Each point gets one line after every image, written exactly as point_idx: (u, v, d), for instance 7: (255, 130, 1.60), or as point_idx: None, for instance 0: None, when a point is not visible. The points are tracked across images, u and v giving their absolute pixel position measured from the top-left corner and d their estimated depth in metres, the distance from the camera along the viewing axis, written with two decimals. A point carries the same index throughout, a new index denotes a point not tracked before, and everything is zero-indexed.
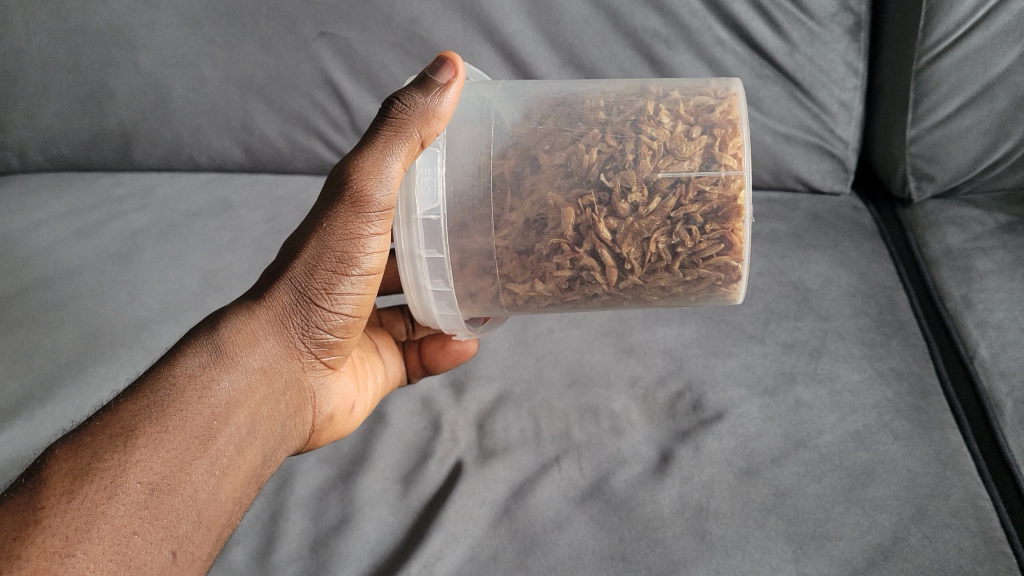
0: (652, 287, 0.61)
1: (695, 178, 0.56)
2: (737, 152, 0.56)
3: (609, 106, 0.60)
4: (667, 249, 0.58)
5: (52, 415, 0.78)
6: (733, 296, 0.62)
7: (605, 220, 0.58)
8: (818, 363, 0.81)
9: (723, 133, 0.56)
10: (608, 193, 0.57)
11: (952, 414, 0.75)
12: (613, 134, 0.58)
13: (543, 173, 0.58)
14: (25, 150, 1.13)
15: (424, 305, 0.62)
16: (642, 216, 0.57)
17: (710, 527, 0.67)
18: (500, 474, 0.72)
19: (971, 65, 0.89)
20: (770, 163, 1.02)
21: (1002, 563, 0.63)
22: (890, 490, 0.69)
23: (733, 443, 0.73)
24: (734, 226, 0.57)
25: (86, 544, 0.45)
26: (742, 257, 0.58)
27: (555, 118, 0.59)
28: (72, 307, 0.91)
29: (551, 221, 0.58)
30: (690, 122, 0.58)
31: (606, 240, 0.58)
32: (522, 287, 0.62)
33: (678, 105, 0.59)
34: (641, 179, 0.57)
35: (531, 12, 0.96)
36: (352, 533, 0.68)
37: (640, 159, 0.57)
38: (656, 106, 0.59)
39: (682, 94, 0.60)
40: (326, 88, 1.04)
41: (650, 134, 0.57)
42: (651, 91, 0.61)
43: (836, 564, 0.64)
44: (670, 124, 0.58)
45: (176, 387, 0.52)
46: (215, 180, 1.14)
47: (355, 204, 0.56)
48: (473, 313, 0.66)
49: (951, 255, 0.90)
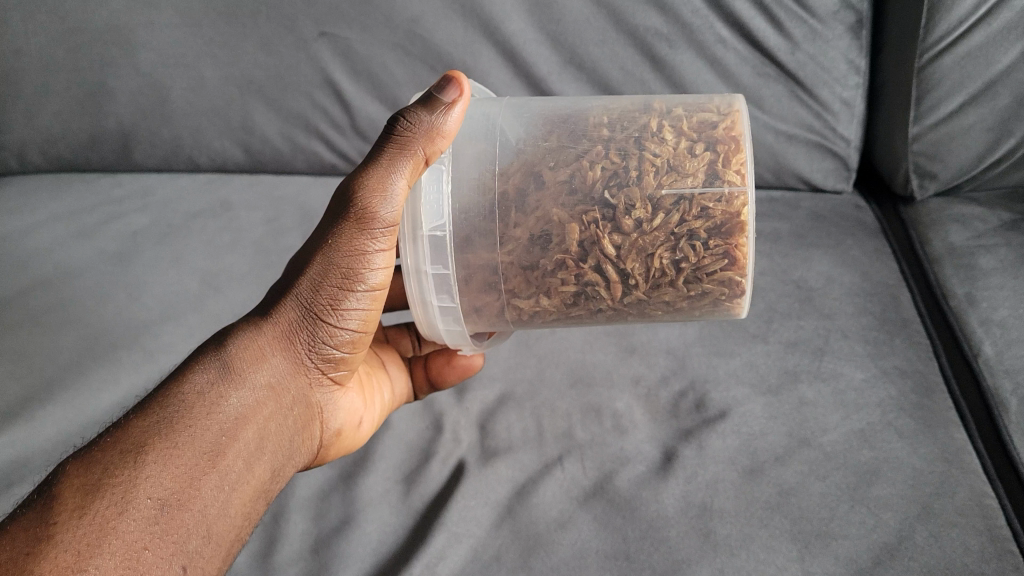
0: (657, 302, 0.61)
1: (698, 195, 0.56)
2: (740, 165, 0.55)
3: (613, 123, 0.60)
4: (673, 265, 0.58)
5: (51, 417, 0.78)
6: (737, 310, 0.62)
7: (609, 236, 0.57)
8: (822, 361, 0.80)
9: (726, 150, 0.56)
10: (612, 209, 0.57)
11: (958, 414, 0.74)
12: (617, 150, 0.58)
13: (547, 190, 0.57)
14: (24, 152, 1.13)
15: (430, 320, 0.62)
16: (650, 234, 0.57)
17: (714, 527, 0.66)
18: (502, 474, 0.71)
19: (973, 62, 0.89)
20: (772, 162, 1.02)
21: (1009, 562, 0.62)
22: (895, 488, 0.68)
23: (736, 442, 0.73)
24: (737, 241, 0.56)
25: (97, 559, 0.44)
26: (746, 271, 0.57)
27: (560, 135, 0.59)
28: (72, 309, 0.91)
29: (556, 237, 0.58)
30: (693, 139, 0.57)
31: (610, 256, 0.58)
32: (528, 303, 0.62)
33: (681, 121, 0.59)
34: (647, 197, 0.56)
35: (531, 11, 0.96)
36: (354, 534, 0.68)
37: (641, 176, 0.57)
38: (660, 122, 0.59)
39: (684, 110, 0.60)
40: (326, 88, 1.04)
41: (654, 151, 0.57)
42: (654, 107, 0.61)
43: (842, 563, 0.63)
44: (673, 141, 0.58)
45: (185, 404, 0.52)
46: (215, 181, 1.13)
47: (360, 221, 0.55)
48: (477, 328, 0.65)
49: (954, 253, 0.90)
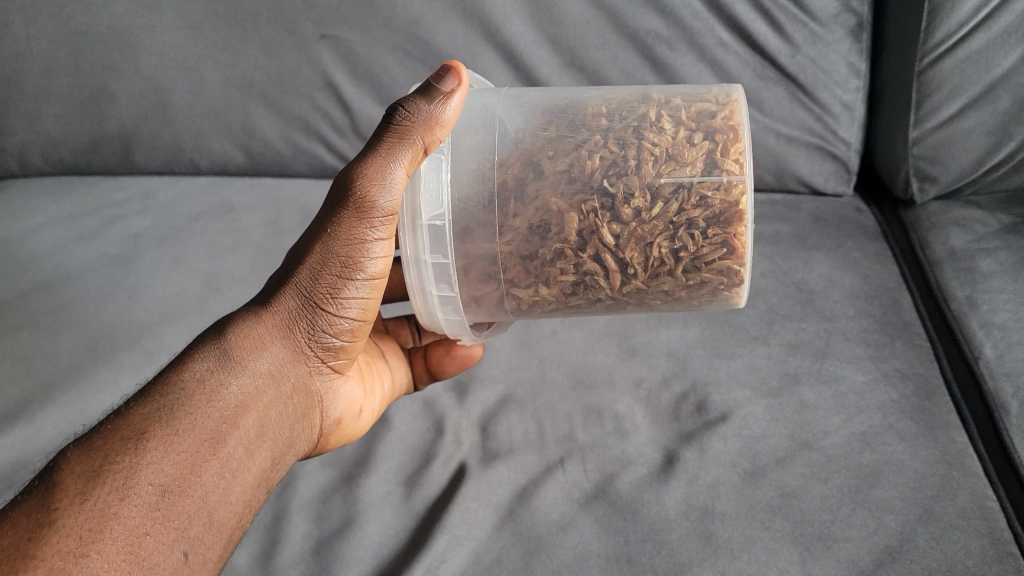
0: (656, 292, 0.61)
1: (697, 184, 0.56)
2: (737, 154, 0.56)
3: (611, 112, 0.60)
4: (672, 254, 0.58)
5: (52, 420, 0.78)
6: (736, 300, 0.62)
7: (608, 224, 0.57)
8: (823, 364, 0.80)
9: (724, 139, 0.56)
10: (611, 198, 0.57)
11: (958, 416, 0.74)
12: (616, 140, 0.58)
13: (546, 180, 0.58)
14: (25, 155, 1.13)
15: (429, 309, 0.62)
16: (648, 222, 0.57)
17: (716, 529, 0.66)
18: (503, 476, 0.71)
19: (973, 66, 0.89)
20: (773, 165, 1.02)
21: (1010, 564, 0.63)
22: (897, 490, 0.68)
23: (737, 444, 0.73)
24: (735, 230, 0.56)
25: (99, 544, 0.45)
26: (744, 261, 0.57)
27: (557, 125, 0.59)
28: (73, 310, 0.91)
29: (555, 226, 0.58)
30: (691, 128, 0.57)
31: (610, 245, 0.58)
32: (527, 292, 0.62)
33: (679, 111, 0.59)
34: (647, 186, 0.56)
35: (532, 13, 0.96)
36: (355, 536, 0.68)
37: (639, 164, 0.57)
38: (658, 112, 0.59)
39: (683, 100, 0.60)
40: (327, 90, 1.04)
41: (653, 140, 0.57)
42: (653, 97, 0.61)
43: (843, 565, 0.63)
44: (672, 130, 0.58)
45: (185, 392, 0.52)
46: (216, 183, 1.13)
47: (359, 210, 0.55)
48: (477, 318, 0.65)
49: (954, 256, 0.90)
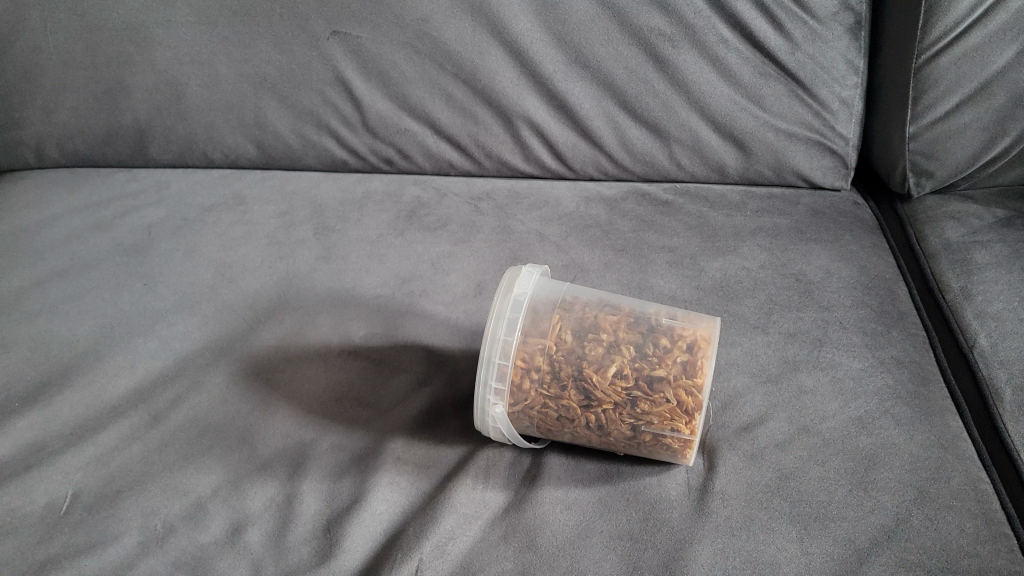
0: (625, 446, 0.71)
1: (662, 419, 0.68)
2: (692, 413, 0.67)
3: (618, 337, 0.70)
4: (631, 416, 0.68)
5: (70, 402, 0.80)
6: (684, 461, 0.71)
7: (598, 381, 0.68)
8: (821, 351, 0.82)
9: (689, 372, 0.68)
10: (597, 422, 0.69)
11: (952, 402, 0.76)
12: (614, 369, 0.68)
13: (563, 386, 0.69)
14: (42, 147, 1.16)
15: (483, 414, 0.69)
16: (629, 368, 0.68)
17: (715, 507, 0.68)
18: (509, 458, 0.73)
19: (970, 62, 0.91)
20: (772, 160, 1.04)
21: (1003, 544, 0.64)
22: (893, 472, 0.70)
23: (736, 428, 0.75)
24: (684, 444, 0.68)
25: None
26: (688, 458, 0.70)
27: (594, 328, 0.71)
28: (90, 298, 0.93)
29: (561, 365, 0.69)
30: (669, 357, 0.69)
31: (595, 425, 0.69)
32: (542, 391, 0.69)
33: (666, 351, 0.69)
34: (631, 387, 0.68)
35: (538, 12, 0.98)
36: (363, 512, 0.69)
37: (633, 395, 0.68)
38: (649, 343, 0.70)
39: (670, 332, 0.71)
40: (337, 86, 1.06)
41: (639, 371, 0.68)
42: (653, 336, 0.70)
43: (840, 544, 0.65)
44: (656, 360, 0.69)
45: None
46: (228, 176, 1.16)
47: None
48: (514, 410, 0.70)
49: (950, 249, 0.92)
